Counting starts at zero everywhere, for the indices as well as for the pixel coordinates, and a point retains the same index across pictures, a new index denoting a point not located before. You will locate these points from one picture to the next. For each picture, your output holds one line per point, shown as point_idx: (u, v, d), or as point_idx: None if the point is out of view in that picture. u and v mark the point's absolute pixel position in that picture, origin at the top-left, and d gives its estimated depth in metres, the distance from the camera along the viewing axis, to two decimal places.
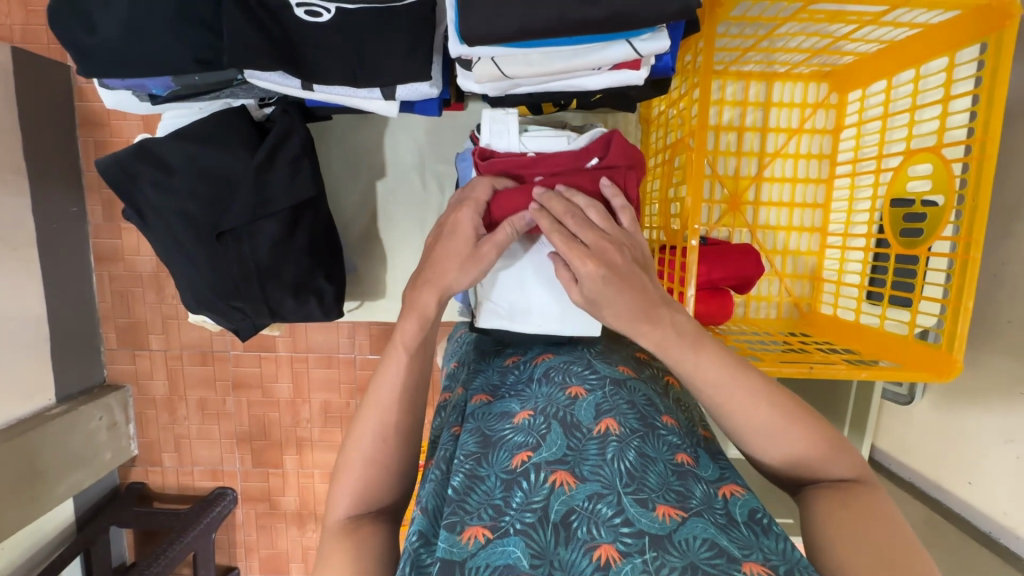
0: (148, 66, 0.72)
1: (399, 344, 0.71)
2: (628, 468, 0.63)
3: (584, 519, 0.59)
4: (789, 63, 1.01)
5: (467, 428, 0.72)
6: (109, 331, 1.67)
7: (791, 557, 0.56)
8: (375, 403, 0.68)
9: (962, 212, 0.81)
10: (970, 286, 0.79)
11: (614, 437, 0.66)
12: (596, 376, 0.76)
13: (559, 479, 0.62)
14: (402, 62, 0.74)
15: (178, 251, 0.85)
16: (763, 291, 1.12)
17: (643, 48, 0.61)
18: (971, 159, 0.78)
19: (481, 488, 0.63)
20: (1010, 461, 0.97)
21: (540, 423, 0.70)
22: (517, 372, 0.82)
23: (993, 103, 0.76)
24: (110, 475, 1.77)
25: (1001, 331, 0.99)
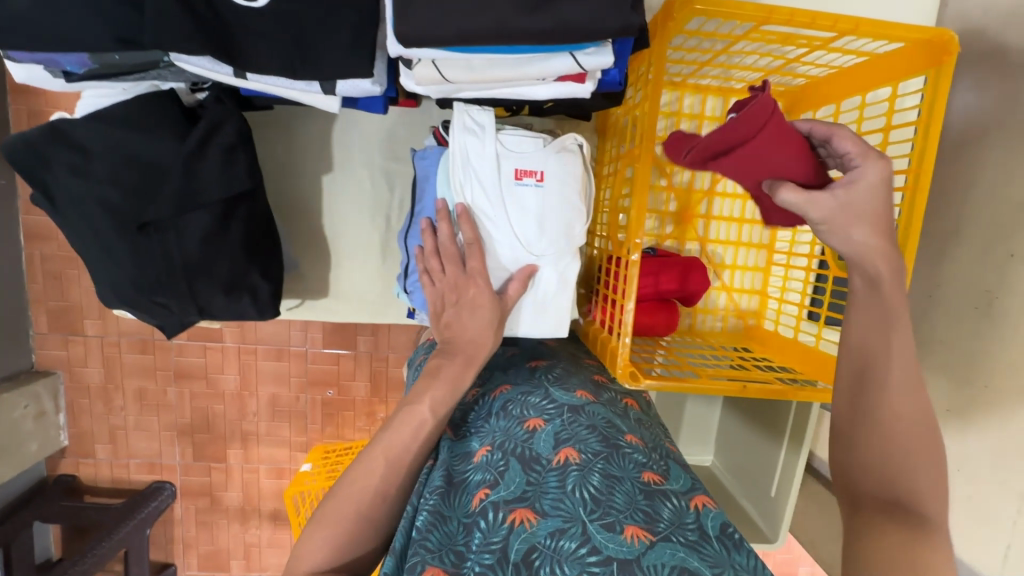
0: (61, 40, 0.66)
1: (424, 404, 0.74)
2: (591, 495, 0.65)
3: (548, 557, 0.60)
4: (744, 80, 1.02)
5: (427, 470, 0.76)
6: (40, 315, 1.57)
7: (759, 572, 0.59)
8: (385, 450, 0.71)
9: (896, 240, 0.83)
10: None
11: (574, 466, 0.69)
12: (554, 406, 0.80)
13: (519, 516, 0.64)
14: (345, 56, 0.70)
15: (95, 241, 0.79)
16: (710, 304, 1.15)
17: (586, 63, 0.60)
18: (906, 189, 0.81)
19: (442, 530, 0.66)
20: (934, 474, 1.01)
21: (498, 460, 0.73)
22: (476, 408, 0.87)
23: (929, 135, 0.77)
24: (36, 467, 1.66)
25: (932, 350, 1.03)
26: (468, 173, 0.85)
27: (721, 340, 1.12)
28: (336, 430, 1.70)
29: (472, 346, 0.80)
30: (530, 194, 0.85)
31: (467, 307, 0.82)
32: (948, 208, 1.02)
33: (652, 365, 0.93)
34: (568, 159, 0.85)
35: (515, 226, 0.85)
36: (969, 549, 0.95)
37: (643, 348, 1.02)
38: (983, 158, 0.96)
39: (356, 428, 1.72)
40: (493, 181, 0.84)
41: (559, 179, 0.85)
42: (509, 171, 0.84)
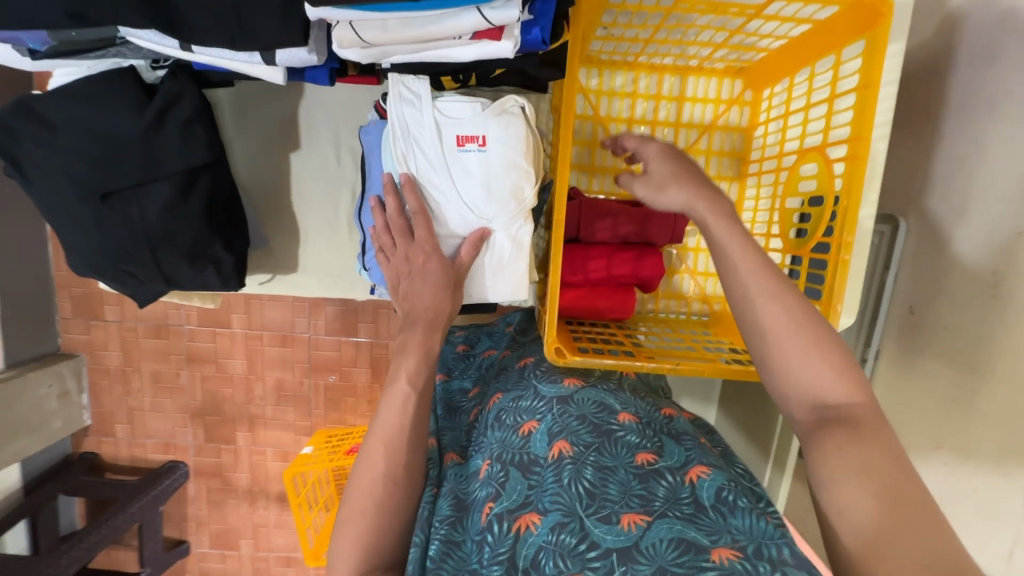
0: (17, 18, 0.71)
1: (402, 380, 0.77)
2: (586, 489, 0.68)
3: (551, 554, 0.62)
4: (697, 57, 0.99)
5: (439, 496, 0.80)
6: (64, 300, 1.68)
7: (757, 533, 0.61)
8: (382, 433, 0.73)
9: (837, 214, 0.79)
10: (841, 287, 0.77)
11: (568, 458, 0.71)
12: (543, 402, 0.82)
13: (523, 523, 0.66)
14: (278, 24, 0.72)
15: (66, 212, 0.85)
16: (672, 289, 1.13)
17: (493, 18, 0.59)
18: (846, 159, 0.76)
19: (457, 554, 0.70)
20: (940, 469, 0.93)
21: (498, 471, 0.75)
22: (479, 425, 0.90)
23: (866, 103, 0.73)
24: (61, 444, 1.77)
25: (937, 336, 0.94)
26: (411, 145, 0.88)
27: (684, 326, 1.10)
28: (339, 416, 1.73)
29: (430, 310, 0.84)
30: (472, 159, 0.87)
31: (419, 277, 0.86)
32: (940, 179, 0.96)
33: (594, 346, 0.94)
34: (507, 120, 0.86)
35: (462, 192, 0.89)
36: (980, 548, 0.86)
37: (598, 331, 1.04)
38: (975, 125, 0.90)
39: (357, 415, 1.75)
40: (436, 152, 0.87)
41: (500, 142, 0.86)
42: (451, 138, 0.87)
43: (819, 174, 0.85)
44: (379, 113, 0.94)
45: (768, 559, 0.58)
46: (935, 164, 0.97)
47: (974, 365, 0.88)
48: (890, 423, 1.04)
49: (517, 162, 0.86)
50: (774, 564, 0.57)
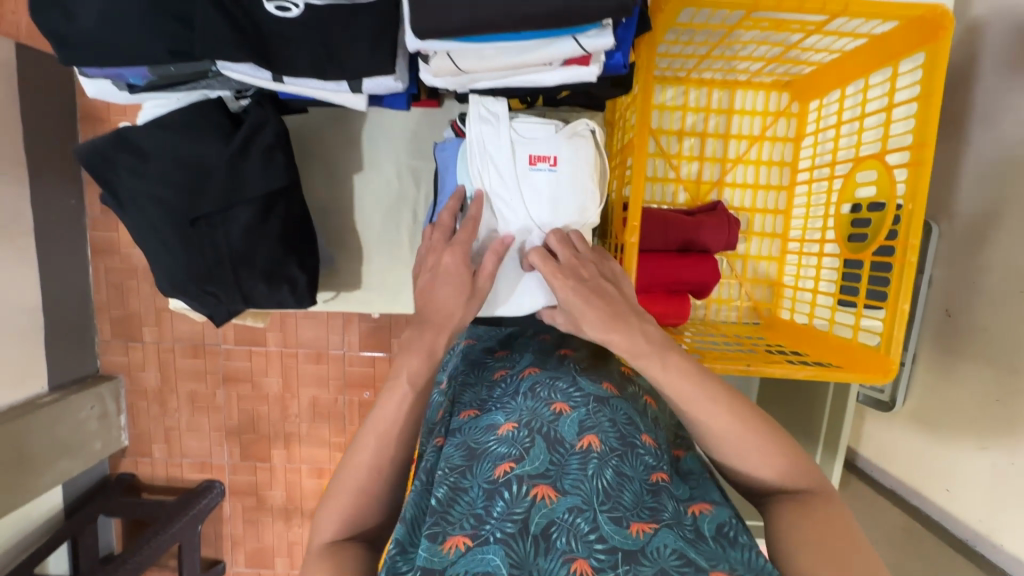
0: (125, 55, 0.75)
1: (402, 379, 0.76)
2: (604, 486, 0.66)
3: (563, 531, 0.62)
4: (747, 71, 1.04)
5: (452, 441, 0.76)
6: (104, 323, 1.69)
7: (754, 566, 0.62)
8: (375, 432, 0.73)
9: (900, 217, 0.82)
10: (907, 288, 0.80)
11: (595, 453, 0.70)
12: (580, 394, 0.79)
13: (541, 492, 0.65)
14: (369, 54, 0.76)
15: (154, 237, 0.89)
16: (724, 294, 1.16)
17: (588, 45, 0.64)
18: (910, 166, 0.80)
19: (464, 498, 0.67)
20: (984, 469, 0.99)
21: (524, 436, 0.72)
22: (504, 387, 0.85)
23: (928, 110, 0.77)
24: (99, 465, 1.78)
25: (973, 340, 1.00)
26: (484, 163, 0.87)
27: (738, 330, 1.12)
28: None
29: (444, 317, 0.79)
30: (544, 179, 0.87)
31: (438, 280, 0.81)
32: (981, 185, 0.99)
33: None
34: (579, 145, 0.87)
35: (530, 210, 0.88)
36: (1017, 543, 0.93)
37: None
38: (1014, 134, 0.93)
39: None
40: (510, 169, 0.86)
41: (572, 165, 0.87)
42: (524, 158, 0.86)
43: (879, 179, 0.90)
44: (456, 131, 0.98)
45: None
46: (972, 168, 1.02)
47: (1013, 366, 0.94)
48: (924, 422, 1.11)
49: (589, 184, 0.87)
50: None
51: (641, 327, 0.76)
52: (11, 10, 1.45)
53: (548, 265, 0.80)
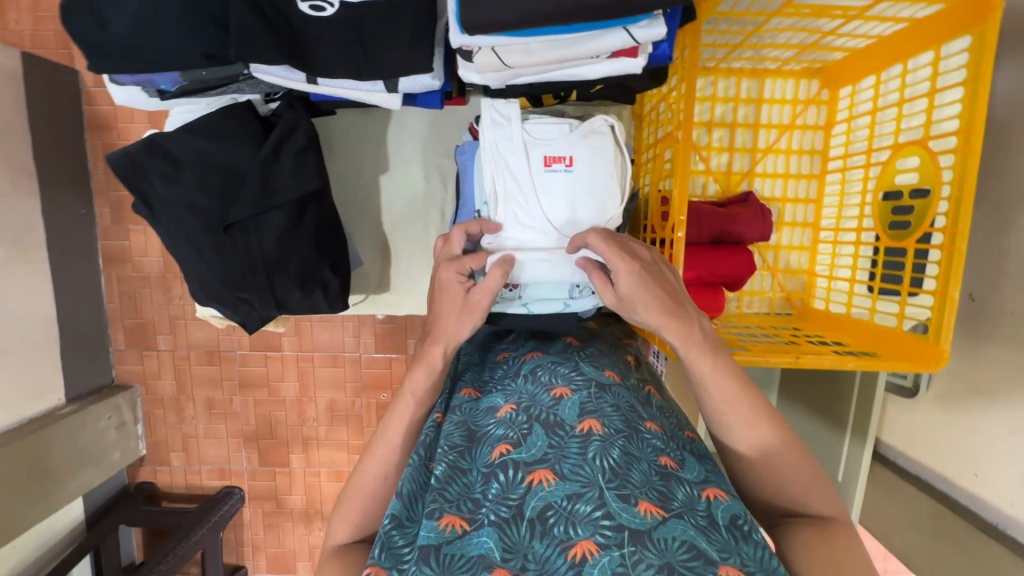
0: (158, 61, 0.74)
1: (407, 394, 0.78)
2: (611, 465, 0.63)
3: (561, 517, 0.59)
4: (778, 59, 1.03)
5: (452, 419, 0.75)
6: (118, 332, 1.60)
7: (767, 565, 0.56)
8: (387, 447, 0.76)
9: (949, 203, 0.82)
10: (957, 274, 0.80)
11: (597, 436, 0.66)
12: (582, 378, 0.77)
13: (537, 477, 0.63)
14: (405, 54, 0.75)
15: (187, 243, 0.88)
16: (756, 286, 1.14)
17: (640, 35, 0.63)
18: (957, 151, 0.79)
19: (462, 480, 0.66)
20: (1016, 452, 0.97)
21: (522, 421, 0.71)
22: (507, 368, 0.85)
23: (977, 94, 0.76)
24: (118, 474, 1.68)
25: (1003, 324, 0.99)
26: (500, 169, 0.86)
27: (772, 322, 1.11)
28: None
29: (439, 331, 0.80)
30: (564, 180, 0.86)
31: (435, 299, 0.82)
32: (1005, 166, 0.98)
33: None
34: (597, 142, 0.86)
35: (547, 211, 0.87)
36: None
37: None
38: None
39: None
40: (524, 172, 0.86)
41: (591, 163, 0.86)
42: (538, 160, 0.85)
43: (920, 166, 0.89)
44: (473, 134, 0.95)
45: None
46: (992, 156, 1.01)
47: None
48: (952, 407, 1.09)
49: (609, 182, 0.87)
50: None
51: (694, 324, 0.75)
52: (15, 20, 1.40)
53: (609, 249, 0.77)
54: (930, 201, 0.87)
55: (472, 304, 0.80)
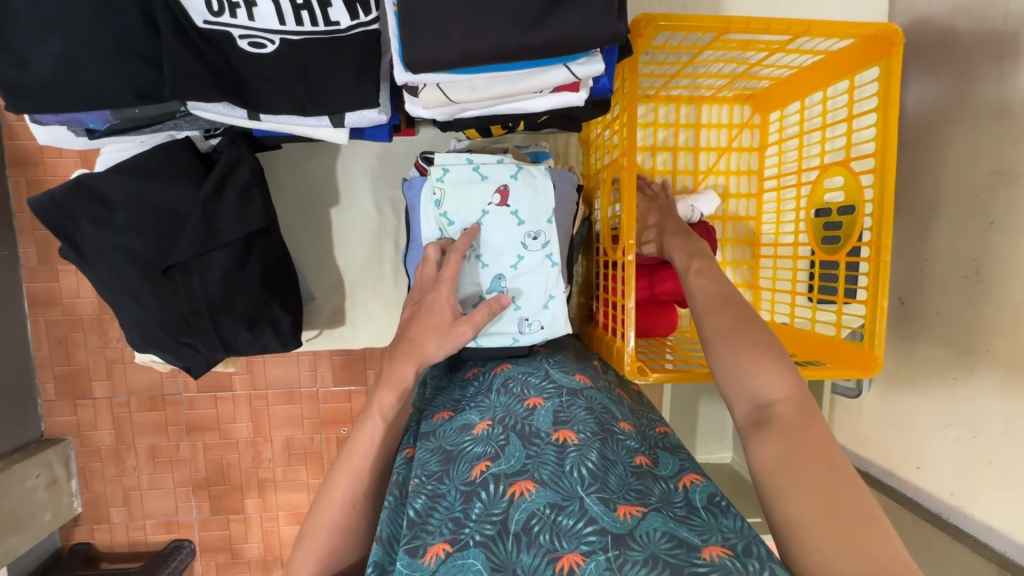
0: (85, 103, 0.71)
1: (375, 412, 0.74)
2: (590, 469, 0.62)
3: (546, 527, 0.57)
4: (713, 87, 1.09)
5: (425, 446, 0.72)
6: (46, 382, 1.46)
7: (747, 532, 0.56)
8: (353, 472, 0.70)
9: (871, 218, 0.88)
10: (884, 284, 0.86)
11: (572, 446, 0.65)
12: (553, 387, 0.77)
13: (518, 489, 0.61)
14: (350, 90, 0.75)
15: (122, 288, 0.84)
16: (706, 301, 1.19)
17: (579, 71, 0.66)
18: (875, 170, 0.86)
19: (442, 504, 0.63)
20: (951, 444, 0.99)
21: (498, 435, 0.69)
22: (478, 384, 0.83)
23: (888, 120, 0.84)
24: (49, 537, 1.51)
25: (925, 326, 1.03)
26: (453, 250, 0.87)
27: None
28: None
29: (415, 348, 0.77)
30: (513, 233, 0.87)
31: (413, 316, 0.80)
32: (918, 179, 1.04)
33: (662, 362, 0.98)
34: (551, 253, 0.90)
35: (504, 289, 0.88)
36: (992, 512, 0.94)
37: (649, 347, 1.07)
38: (942, 136, 0.99)
39: None
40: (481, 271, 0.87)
41: (536, 215, 0.88)
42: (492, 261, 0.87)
43: (846, 184, 0.96)
44: (420, 171, 0.94)
45: (758, 557, 0.52)
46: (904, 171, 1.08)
47: (970, 345, 0.96)
48: (888, 407, 1.11)
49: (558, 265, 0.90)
50: (765, 562, 0.51)
51: None
52: None
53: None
54: (856, 215, 0.94)
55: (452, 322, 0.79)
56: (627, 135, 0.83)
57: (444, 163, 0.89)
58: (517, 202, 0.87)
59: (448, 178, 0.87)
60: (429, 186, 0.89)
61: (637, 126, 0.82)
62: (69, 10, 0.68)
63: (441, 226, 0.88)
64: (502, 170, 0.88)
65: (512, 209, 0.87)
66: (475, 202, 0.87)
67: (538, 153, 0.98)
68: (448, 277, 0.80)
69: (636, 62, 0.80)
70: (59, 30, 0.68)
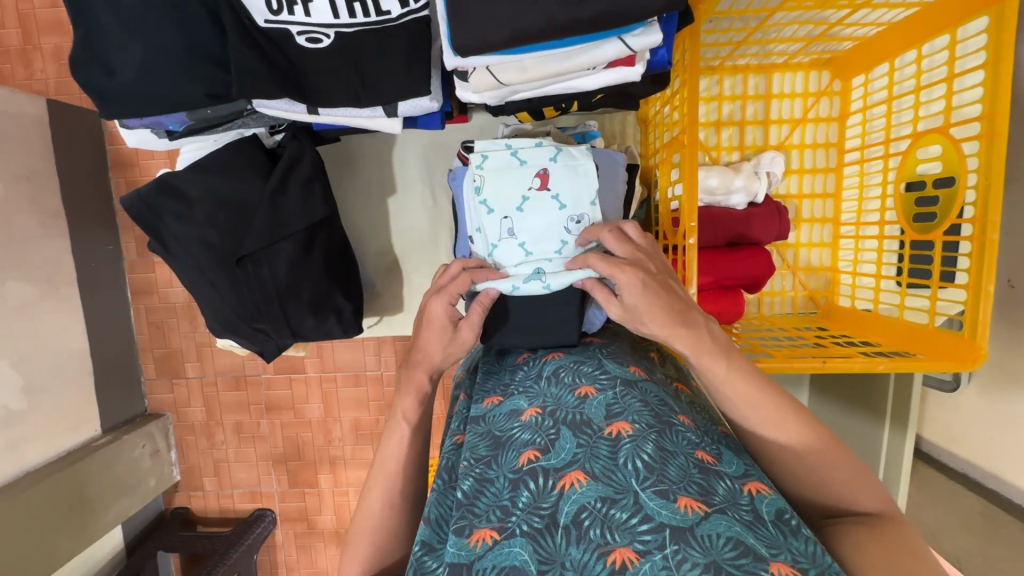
0: (162, 106, 0.76)
1: (399, 417, 0.78)
2: (645, 463, 0.60)
3: (597, 520, 0.55)
4: (785, 53, 1.00)
5: (475, 431, 0.72)
6: (147, 362, 1.62)
7: (820, 561, 0.52)
8: (385, 475, 0.74)
9: (974, 191, 0.78)
10: (989, 267, 0.76)
11: (627, 438, 0.63)
12: (607, 377, 0.74)
13: (569, 481, 0.60)
14: (402, 79, 0.75)
15: (202, 280, 0.91)
16: (776, 286, 1.12)
17: (635, 44, 0.63)
18: (980, 138, 0.76)
19: (490, 490, 0.63)
20: None
21: (548, 425, 0.68)
22: (527, 369, 0.82)
23: (998, 77, 0.73)
24: (154, 501, 1.68)
25: None
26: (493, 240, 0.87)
27: (793, 323, 1.09)
28: None
29: (428, 358, 0.81)
30: (555, 218, 0.86)
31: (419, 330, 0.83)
32: None
33: None
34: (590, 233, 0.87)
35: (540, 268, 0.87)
36: None
37: None
38: None
39: None
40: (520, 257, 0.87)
41: (578, 197, 0.86)
42: (532, 247, 0.87)
43: (943, 154, 0.85)
44: (464, 161, 0.95)
45: None
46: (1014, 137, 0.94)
47: None
48: (995, 404, 0.99)
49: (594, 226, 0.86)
50: None
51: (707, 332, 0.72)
52: (40, 67, 1.41)
53: (609, 263, 0.77)
54: (956, 189, 0.83)
55: (458, 339, 0.82)
56: (688, 111, 0.78)
57: (484, 149, 0.88)
58: (558, 186, 0.85)
59: (487, 165, 0.86)
60: (470, 174, 0.88)
61: (699, 100, 0.77)
62: (147, 18, 0.72)
63: (481, 215, 0.87)
64: (541, 153, 0.87)
65: (553, 193, 0.85)
66: (515, 188, 0.85)
67: (585, 133, 0.96)
68: (447, 289, 0.82)
69: (698, 30, 0.75)
70: (138, 37, 0.72)
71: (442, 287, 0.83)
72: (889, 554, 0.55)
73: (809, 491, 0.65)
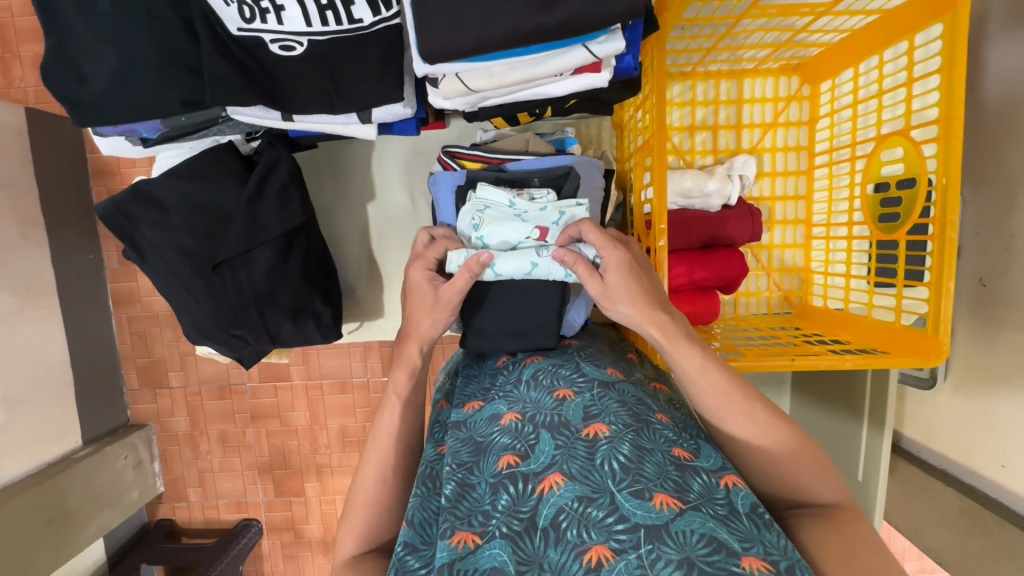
0: (136, 113, 0.76)
1: (391, 393, 0.80)
2: (621, 464, 0.60)
3: (574, 521, 0.56)
4: (754, 59, 1.03)
5: (456, 436, 0.72)
6: (130, 372, 1.60)
7: (790, 553, 0.53)
8: (379, 451, 0.76)
9: (935, 191, 0.80)
10: (949, 265, 0.78)
11: (604, 439, 0.64)
12: (584, 379, 0.76)
13: (547, 483, 0.60)
14: (376, 85, 0.76)
15: (178, 284, 0.90)
16: (752, 287, 1.14)
17: (599, 51, 0.64)
18: (938, 139, 0.78)
19: (472, 495, 0.63)
20: None
21: (528, 429, 0.68)
22: (508, 374, 0.83)
23: (952, 81, 0.75)
24: (137, 513, 1.66)
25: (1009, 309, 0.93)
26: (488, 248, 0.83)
27: (769, 322, 1.11)
28: None
29: (412, 328, 0.82)
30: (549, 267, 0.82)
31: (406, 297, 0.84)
32: (1000, 146, 0.93)
33: None
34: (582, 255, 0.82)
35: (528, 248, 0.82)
36: None
37: None
38: None
39: None
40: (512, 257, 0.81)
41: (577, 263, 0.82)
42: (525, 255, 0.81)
43: (905, 156, 0.88)
44: (444, 165, 0.97)
45: None
46: (980, 138, 0.97)
47: None
48: (968, 400, 1.01)
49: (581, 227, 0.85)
50: None
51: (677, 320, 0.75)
52: (19, 76, 1.41)
53: (604, 237, 0.76)
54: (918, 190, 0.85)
55: (441, 302, 0.80)
56: (657, 116, 0.80)
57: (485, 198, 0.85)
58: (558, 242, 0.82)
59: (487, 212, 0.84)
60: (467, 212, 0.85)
61: (667, 105, 0.79)
62: (119, 25, 0.72)
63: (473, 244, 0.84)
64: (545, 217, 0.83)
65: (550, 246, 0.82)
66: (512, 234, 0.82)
67: (563, 141, 0.99)
68: (424, 256, 0.82)
69: (664, 36, 0.77)
70: (110, 45, 0.73)
71: (420, 254, 0.82)
72: (853, 550, 0.56)
73: (781, 488, 0.66)
